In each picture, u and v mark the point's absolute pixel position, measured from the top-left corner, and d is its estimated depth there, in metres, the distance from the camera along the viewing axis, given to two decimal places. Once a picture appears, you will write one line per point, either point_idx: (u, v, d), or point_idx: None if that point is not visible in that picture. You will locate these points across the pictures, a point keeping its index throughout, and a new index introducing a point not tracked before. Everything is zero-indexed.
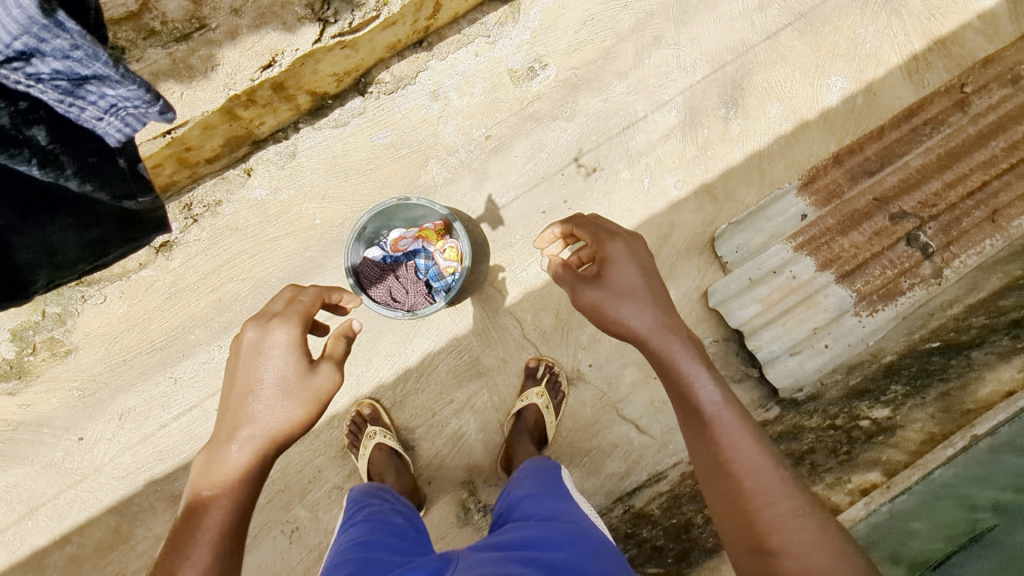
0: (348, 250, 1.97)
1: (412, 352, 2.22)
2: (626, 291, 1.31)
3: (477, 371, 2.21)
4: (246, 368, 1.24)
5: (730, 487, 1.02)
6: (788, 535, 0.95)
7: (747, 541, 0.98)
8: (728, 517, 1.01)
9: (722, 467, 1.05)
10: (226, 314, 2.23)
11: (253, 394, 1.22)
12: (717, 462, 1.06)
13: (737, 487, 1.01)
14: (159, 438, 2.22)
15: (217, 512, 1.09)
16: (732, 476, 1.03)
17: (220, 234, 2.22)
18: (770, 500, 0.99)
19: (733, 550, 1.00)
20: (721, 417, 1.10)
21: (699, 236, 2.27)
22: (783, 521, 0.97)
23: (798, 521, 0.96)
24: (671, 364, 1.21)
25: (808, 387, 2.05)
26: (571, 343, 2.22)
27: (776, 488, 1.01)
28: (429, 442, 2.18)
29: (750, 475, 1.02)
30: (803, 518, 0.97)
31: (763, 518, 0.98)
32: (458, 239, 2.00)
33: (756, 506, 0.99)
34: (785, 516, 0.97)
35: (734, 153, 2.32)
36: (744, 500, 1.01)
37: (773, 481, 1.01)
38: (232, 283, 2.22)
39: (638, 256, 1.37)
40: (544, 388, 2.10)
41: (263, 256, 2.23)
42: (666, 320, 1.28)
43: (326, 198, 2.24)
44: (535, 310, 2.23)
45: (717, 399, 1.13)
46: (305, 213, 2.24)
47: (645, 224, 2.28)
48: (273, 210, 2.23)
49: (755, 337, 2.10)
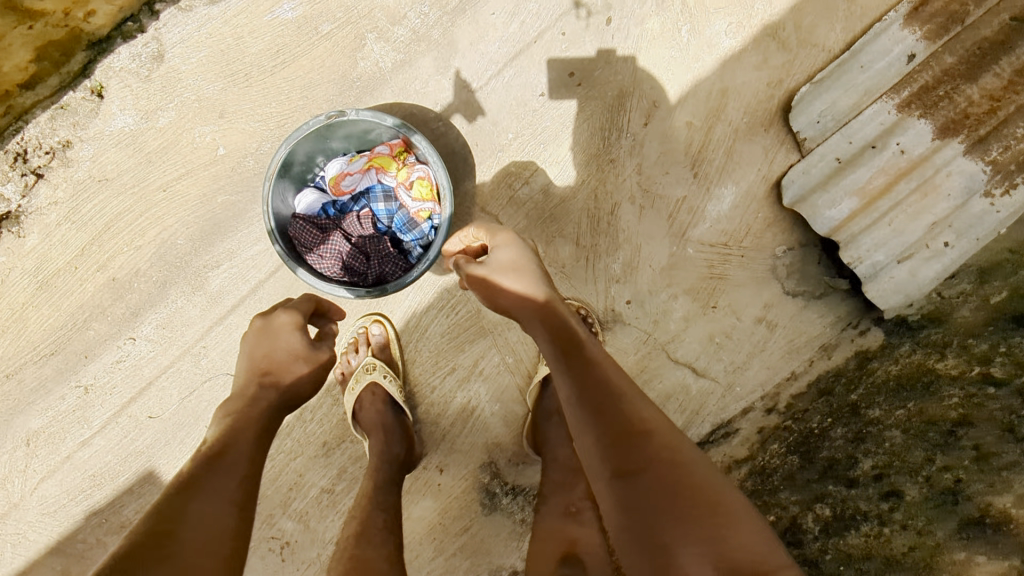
0: (274, 201, 1.40)
1: (391, 312, 1.67)
2: (513, 266, 1.19)
3: (482, 328, 1.67)
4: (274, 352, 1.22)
5: (637, 484, 0.93)
6: (675, 460, 0.95)
7: (647, 521, 0.90)
8: (603, 457, 0.97)
9: (602, 403, 1.01)
10: (129, 296, 1.63)
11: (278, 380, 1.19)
12: (615, 431, 0.98)
13: (615, 415, 0.99)
14: (87, 461, 1.72)
15: (239, 447, 1.05)
16: (602, 407, 1.01)
17: (86, 189, 1.57)
18: (680, 447, 0.97)
19: (602, 484, 0.98)
20: (592, 356, 1.09)
21: (763, 106, 1.61)
22: (693, 480, 0.93)
23: (672, 445, 0.97)
24: (574, 338, 1.10)
25: (923, 303, 1.53)
26: (599, 276, 1.65)
27: (663, 433, 0.98)
28: (433, 424, 1.70)
29: (632, 409, 1.00)
30: (683, 458, 0.96)
31: (650, 438, 0.97)
32: (429, 167, 1.41)
33: (644, 459, 0.94)
34: (675, 456, 0.95)
35: None
36: (666, 485, 0.92)
37: (665, 437, 0.98)
38: (123, 255, 1.60)
39: (542, 289, 1.16)
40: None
41: (157, 212, 1.59)
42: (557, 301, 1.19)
43: (227, 116, 1.56)
44: (546, 237, 1.64)
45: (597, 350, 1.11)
46: (202, 141, 1.57)
47: (686, 96, 1.61)
48: (158, 142, 1.56)
49: (852, 245, 1.53)
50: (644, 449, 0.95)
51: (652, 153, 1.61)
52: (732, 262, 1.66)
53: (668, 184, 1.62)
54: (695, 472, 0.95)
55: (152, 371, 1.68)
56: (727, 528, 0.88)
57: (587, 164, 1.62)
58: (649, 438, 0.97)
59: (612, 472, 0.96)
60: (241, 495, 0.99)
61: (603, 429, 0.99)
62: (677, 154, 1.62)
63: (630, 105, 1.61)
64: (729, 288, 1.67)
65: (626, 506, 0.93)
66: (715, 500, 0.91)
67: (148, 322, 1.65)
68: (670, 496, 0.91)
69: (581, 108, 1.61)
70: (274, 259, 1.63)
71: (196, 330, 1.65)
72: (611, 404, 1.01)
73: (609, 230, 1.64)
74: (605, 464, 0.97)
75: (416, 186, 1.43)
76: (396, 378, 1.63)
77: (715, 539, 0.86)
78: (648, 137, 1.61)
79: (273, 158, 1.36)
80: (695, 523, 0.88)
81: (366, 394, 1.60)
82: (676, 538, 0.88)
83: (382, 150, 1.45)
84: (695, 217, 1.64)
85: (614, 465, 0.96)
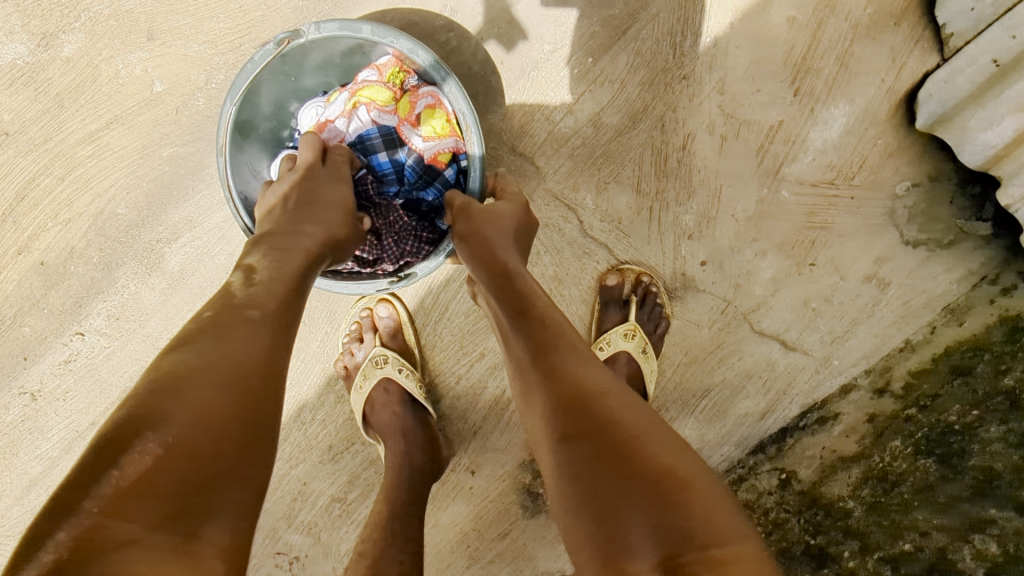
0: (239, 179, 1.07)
1: (401, 287, 1.32)
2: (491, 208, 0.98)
3: None
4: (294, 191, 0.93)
5: (590, 446, 0.69)
6: (630, 424, 0.70)
7: (597, 493, 0.66)
8: (545, 418, 0.74)
9: (554, 356, 0.79)
10: (65, 282, 1.28)
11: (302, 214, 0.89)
12: (563, 390, 0.74)
13: (562, 372, 0.76)
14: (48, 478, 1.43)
15: (248, 333, 0.70)
16: (551, 360, 0.78)
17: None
18: (635, 409, 0.73)
19: (545, 454, 0.74)
20: (544, 306, 0.87)
21: None
22: (654, 441, 0.69)
23: (624, 405, 0.73)
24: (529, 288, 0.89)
25: None
26: (666, 231, 1.28)
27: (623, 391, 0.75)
28: (460, 422, 1.38)
29: (585, 365, 0.77)
30: (640, 421, 0.71)
31: (596, 398, 0.73)
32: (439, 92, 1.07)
33: (590, 419, 0.71)
34: (626, 420, 0.71)
35: None
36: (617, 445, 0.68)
37: (620, 399, 0.73)
38: (50, 231, 1.24)
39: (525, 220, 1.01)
40: (637, 323, 1.26)
41: (84, 173, 1.21)
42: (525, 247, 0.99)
43: (161, 37, 1.16)
44: (597, 184, 1.25)
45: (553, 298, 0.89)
46: (134, 75, 1.17)
47: None
48: (74, 79, 1.17)
49: (1015, 177, 1.13)
50: (591, 408, 0.72)
51: (736, 64, 1.20)
52: (837, 206, 1.27)
53: (758, 105, 1.22)
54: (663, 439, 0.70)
55: (109, 371, 1.34)
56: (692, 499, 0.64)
57: (650, 82, 1.21)
58: (601, 396, 0.73)
59: (558, 435, 0.72)
60: (258, 371, 0.68)
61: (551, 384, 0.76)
62: (771, 63, 1.21)
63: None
64: (832, 240, 1.29)
65: (577, 482, 0.68)
66: (676, 470, 0.67)
67: (96, 314, 1.30)
68: (614, 462, 0.67)
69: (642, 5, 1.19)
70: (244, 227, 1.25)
71: (156, 322, 1.30)
72: (558, 357, 0.78)
73: (678, 170, 1.25)
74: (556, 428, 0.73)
75: (425, 121, 1.09)
76: (414, 372, 1.31)
77: (670, 511, 0.63)
78: (731, 41, 1.20)
79: (221, 121, 1.00)
80: (640, 488, 0.64)
81: (377, 392, 1.28)
82: (619, 508, 0.64)
83: (368, 78, 1.09)
84: (792, 148, 1.24)
85: (559, 426, 0.72)
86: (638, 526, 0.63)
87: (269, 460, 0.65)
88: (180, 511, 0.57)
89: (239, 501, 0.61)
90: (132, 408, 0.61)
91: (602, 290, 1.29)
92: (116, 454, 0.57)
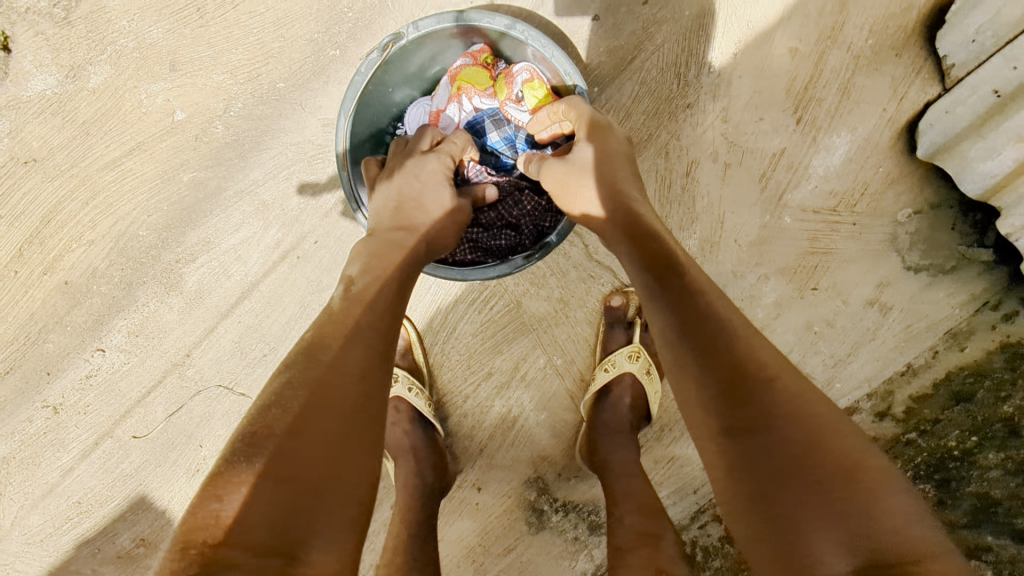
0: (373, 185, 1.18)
1: (410, 308, 1.35)
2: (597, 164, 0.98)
3: (523, 324, 1.34)
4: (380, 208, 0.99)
5: (770, 431, 0.64)
6: (811, 418, 0.65)
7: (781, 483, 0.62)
8: (704, 402, 0.70)
9: (714, 333, 0.73)
10: (88, 301, 1.33)
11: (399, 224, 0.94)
12: (723, 370, 0.70)
13: (721, 352, 0.71)
14: (69, 489, 1.48)
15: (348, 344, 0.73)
16: (710, 338, 0.73)
17: (19, 171, 1.24)
18: (820, 405, 0.67)
19: (702, 439, 0.70)
20: (686, 277, 0.81)
21: (892, 23, 1.20)
22: (830, 438, 0.63)
23: (804, 396, 0.67)
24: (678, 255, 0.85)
25: None
26: None
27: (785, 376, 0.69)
28: (467, 439, 1.41)
29: (751, 347, 0.72)
30: (821, 413, 0.66)
31: (769, 384, 0.67)
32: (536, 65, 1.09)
33: (762, 410, 0.66)
34: (805, 411, 0.65)
35: None
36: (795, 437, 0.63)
37: (796, 388, 0.68)
38: (74, 252, 1.29)
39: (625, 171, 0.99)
40: (640, 347, 1.28)
41: (107, 197, 1.26)
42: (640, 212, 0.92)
43: (180, 67, 1.21)
44: None
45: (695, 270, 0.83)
46: (156, 103, 1.21)
47: (786, 13, 1.21)
48: (99, 108, 1.22)
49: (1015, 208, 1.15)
50: (762, 397, 0.67)
51: (740, 94, 1.23)
52: (840, 232, 1.29)
53: (761, 134, 1.24)
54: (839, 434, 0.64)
55: (130, 386, 1.40)
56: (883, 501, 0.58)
57: (654, 110, 1.24)
58: (762, 377, 0.68)
59: (717, 424, 0.68)
60: (356, 380, 0.71)
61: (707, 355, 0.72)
62: (773, 94, 1.23)
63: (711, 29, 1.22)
64: (834, 265, 1.31)
65: (749, 468, 0.64)
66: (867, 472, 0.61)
67: (116, 331, 1.35)
68: (793, 461, 0.62)
69: (648, 35, 1.22)
70: (260, 250, 1.28)
71: (175, 339, 1.35)
72: (714, 336, 0.73)
73: (683, 197, 1.27)
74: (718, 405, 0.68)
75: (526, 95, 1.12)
76: (423, 391, 1.33)
77: (858, 517, 0.58)
78: (734, 72, 1.22)
79: (338, 134, 1.09)
80: (823, 485, 0.60)
81: (389, 412, 1.31)
82: (798, 507, 0.60)
83: (463, 65, 1.15)
84: (795, 175, 1.26)
85: (717, 413, 0.68)
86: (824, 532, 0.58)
87: (373, 461, 0.67)
88: (293, 524, 0.59)
89: (345, 519, 0.62)
90: (240, 442, 0.63)
91: (608, 313, 1.31)
92: (224, 477, 0.61)
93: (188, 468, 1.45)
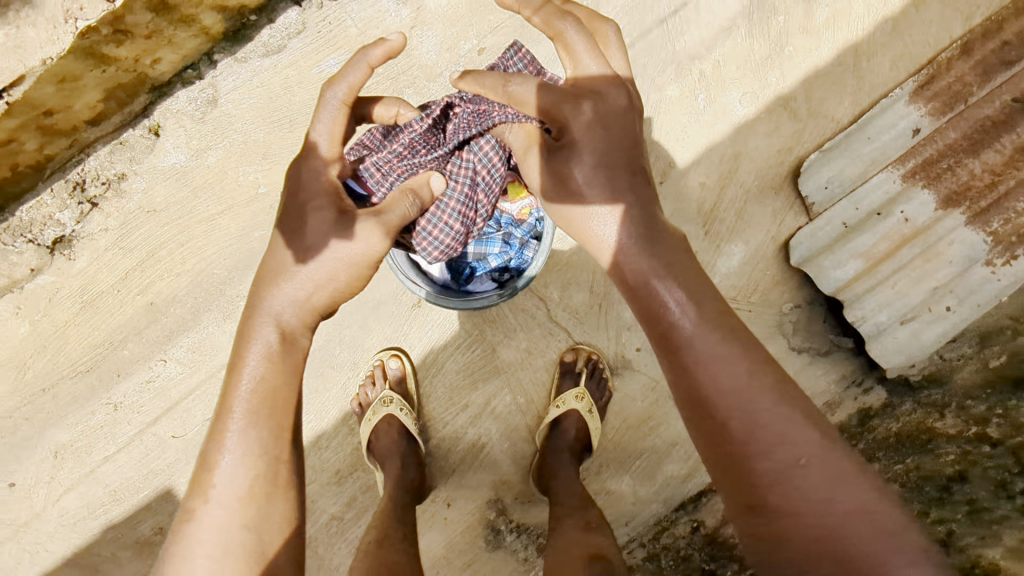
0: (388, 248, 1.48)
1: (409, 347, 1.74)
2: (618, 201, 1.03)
3: (496, 367, 1.73)
4: (267, 264, 1.09)
5: (765, 504, 0.84)
6: (792, 470, 0.84)
7: (780, 548, 0.82)
8: (723, 486, 0.88)
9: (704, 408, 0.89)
10: (164, 320, 1.73)
11: (269, 290, 1.08)
12: (726, 456, 0.87)
13: (721, 434, 0.88)
14: (110, 476, 1.79)
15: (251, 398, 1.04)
16: (717, 433, 0.88)
17: (136, 218, 1.68)
18: (798, 437, 0.85)
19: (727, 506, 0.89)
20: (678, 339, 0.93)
21: (775, 171, 1.70)
22: (818, 494, 0.82)
23: (789, 433, 0.85)
24: (704, 377, 0.90)
25: (922, 363, 1.58)
26: (611, 323, 1.72)
27: (772, 438, 0.85)
28: (443, 459, 1.74)
29: (742, 424, 0.86)
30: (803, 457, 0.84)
31: (756, 452, 0.85)
32: None
33: (760, 485, 0.84)
34: (787, 476, 0.84)
35: (818, 49, 1.69)
36: (785, 492, 0.83)
37: (779, 432, 0.85)
38: (163, 281, 1.71)
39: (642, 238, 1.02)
40: (585, 388, 1.63)
41: (198, 242, 1.70)
42: (641, 275, 0.99)
43: (269, 156, 1.68)
44: (563, 284, 1.70)
45: (699, 340, 0.92)
46: (246, 179, 1.68)
47: (701, 158, 1.70)
48: (204, 179, 1.68)
49: (857, 303, 1.60)
50: (768, 482, 0.84)
51: (666, 210, 1.70)
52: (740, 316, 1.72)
53: None
54: (827, 467, 0.83)
55: (181, 392, 1.76)
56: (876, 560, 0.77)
57: None
58: (751, 455, 0.85)
59: (737, 507, 0.87)
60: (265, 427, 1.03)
61: (709, 434, 0.89)
62: (690, 212, 1.71)
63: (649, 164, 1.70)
64: None
65: (755, 528, 0.85)
66: (836, 517, 0.81)
67: (180, 345, 1.74)
68: (789, 519, 0.82)
69: None
70: None
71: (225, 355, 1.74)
72: (715, 423, 0.88)
73: None
74: (726, 481, 0.87)
75: None
76: (411, 412, 1.68)
77: (850, 563, 0.77)
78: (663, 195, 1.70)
79: None
80: (821, 547, 0.79)
81: (383, 427, 1.64)
82: (806, 555, 0.80)
83: None
84: (706, 271, 1.71)
85: (732, 496, 0.87)
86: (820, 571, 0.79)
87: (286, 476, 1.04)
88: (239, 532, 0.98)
89: (269, 525, 1.01)
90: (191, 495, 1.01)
91: (563, 363, 1.70)
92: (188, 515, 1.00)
93: None
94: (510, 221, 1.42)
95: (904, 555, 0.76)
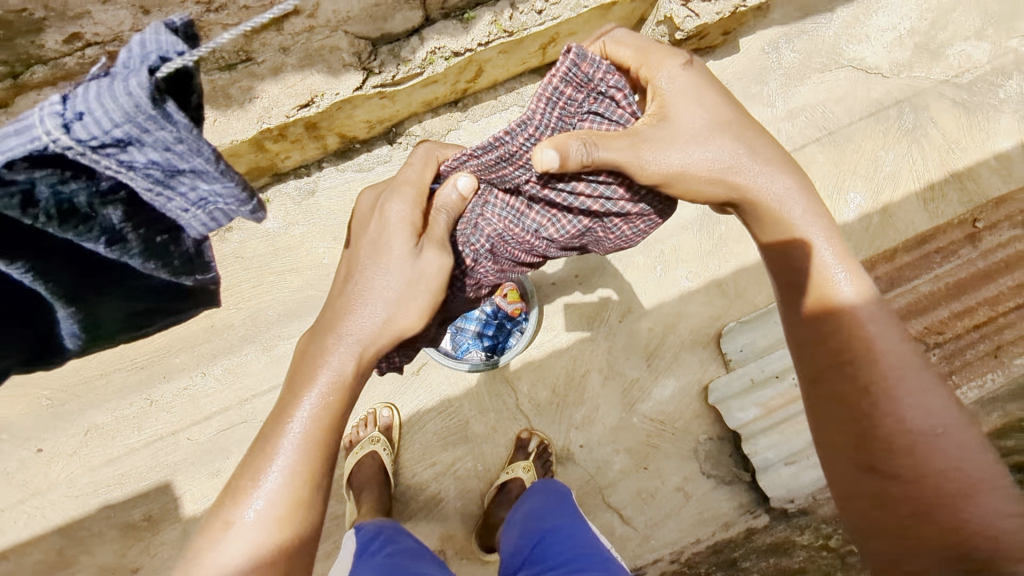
0: None
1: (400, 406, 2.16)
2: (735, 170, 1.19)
3: (465, 436, 2.13)
4: (342, 299, 1.18)
5: (865, 455, 1.02)
6: (919, 441, 0.99)
7: (887, 481, 1.00)
8: (846, 446, 1.05)
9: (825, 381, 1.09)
10: (216, 341, 2.17)
11: (327, 347, 1.13)
12: (851, 420, 1.05)
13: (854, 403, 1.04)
14: (123, 462, 2.11)
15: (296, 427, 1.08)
16: (843, 398, 1.06)
17: (223, 261, 2.19)
18: (932, 409, 1.00)
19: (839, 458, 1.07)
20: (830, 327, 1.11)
21: (705, 331, 2.25)
22: (917, 444, 0.98)
23: (911, 403, 1.01)
24: (825, 333, 1.11)
25: (799, 499, 2.02)
26: (563, 420, 2.17)
27: (887, 379, 1.03)
28: (404, 504, 2.07)
29: (906, 388, 1.02)
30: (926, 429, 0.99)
31: (878, 405, 1.02)
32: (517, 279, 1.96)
33: (889, 451, 1.00)
34: (925, 433, 0.99)
35: (748, 252, 2.32)
36: (922, 441, 0.98)
37: (914, 391, 1.02)
38: (227, 311, 2.18)
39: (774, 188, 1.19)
40: (533, 462, 2.04)
41: (264, 287, 2.20)
42: (800, 261, 1.17)
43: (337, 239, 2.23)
44: (532, 380, 2.18)
45: (871, 325, 1.09)
46: (314, 251, 2.22)
47: (653, 310, 2.25)
48: (283, 244, 2.22)
49: (751, 440, 2.08)
50: (880, 434, 1.01)
51: (621, 342, 2.22)
52: (664, 436, 2.16)
53: (628, 367, 2.21)
54: (953, 444, 0.98)
55: (208, 402, 2.15)
56: (962, 503, 0.93)
57: (574, 337, 2.21)
58: (855, 404, 1.04)
59: (853, 462, 1.04)
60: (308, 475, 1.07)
61: (827, 386, 1.08)
62: (638, 348, 2.23)
63: (614, 305, 2.24)
64: (659, 456, 2.15)
65: (859, 457, 1.03)
66: (967, 478, 0.95)
67: (221, 364, 2.17)
68: (934, 500, 0.95)
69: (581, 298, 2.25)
70: None
71: (255, 379, 2.17)
72: (842, 371, 1.07)
73: (578, 388, 2.19)
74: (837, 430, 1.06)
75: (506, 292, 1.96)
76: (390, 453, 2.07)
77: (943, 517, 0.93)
78: (620, 330, 2.23)
79: None
80: (912, 501, 0.97)
81: (367, 459, 2.02)
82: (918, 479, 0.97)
83: None
84: (643, 395, 2.19)
85: (845, 449, 1.05)
86: (934, 551, 0.92)
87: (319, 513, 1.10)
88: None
89: (303, 554, 1.06)
90: (220, 525, 1.04)
91: (518, 441, 2.12)
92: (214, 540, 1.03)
93: (212, 470, 2.13)
94: (504, 314, 1.99)
95: (990, 511, 0.92)
